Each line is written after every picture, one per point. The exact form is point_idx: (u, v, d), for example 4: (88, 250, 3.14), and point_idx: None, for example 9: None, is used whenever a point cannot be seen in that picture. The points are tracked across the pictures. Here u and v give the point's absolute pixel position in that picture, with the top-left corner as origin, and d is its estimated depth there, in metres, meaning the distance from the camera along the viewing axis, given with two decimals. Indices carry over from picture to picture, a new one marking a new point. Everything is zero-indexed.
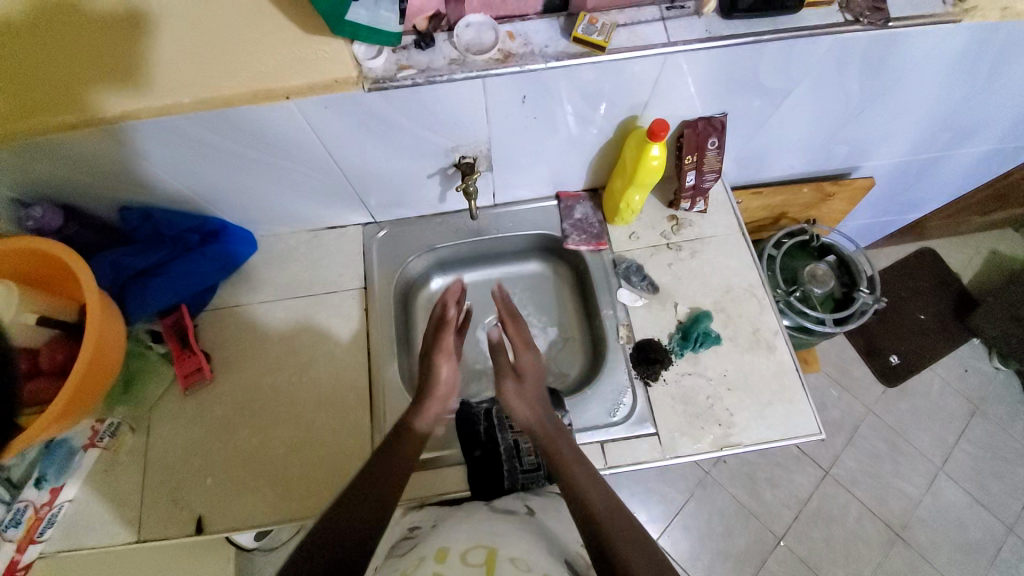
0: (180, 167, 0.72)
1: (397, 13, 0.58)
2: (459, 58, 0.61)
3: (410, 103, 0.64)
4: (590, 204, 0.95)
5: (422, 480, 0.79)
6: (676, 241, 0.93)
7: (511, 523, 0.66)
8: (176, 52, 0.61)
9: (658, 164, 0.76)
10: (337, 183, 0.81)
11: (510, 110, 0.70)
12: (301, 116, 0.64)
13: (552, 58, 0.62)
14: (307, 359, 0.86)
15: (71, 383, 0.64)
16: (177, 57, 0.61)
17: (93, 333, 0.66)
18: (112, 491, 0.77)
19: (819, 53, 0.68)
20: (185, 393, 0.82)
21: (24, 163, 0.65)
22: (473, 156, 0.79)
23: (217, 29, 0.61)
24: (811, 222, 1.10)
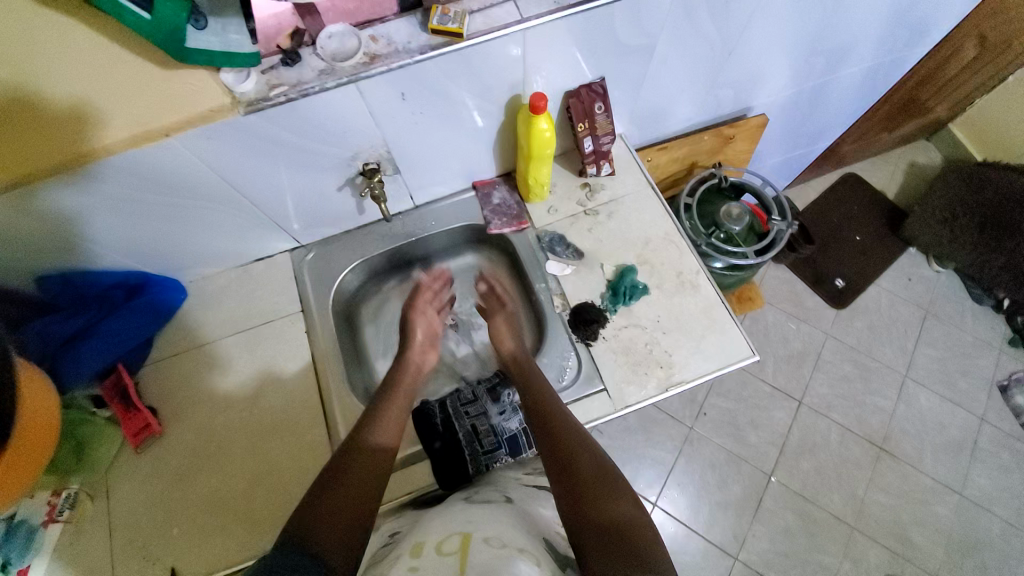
0: (81, 227, 0.72)
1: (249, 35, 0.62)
2: (328, 68, 0.64)
3: (292, 120, 0.67)
4: (506, 188, 0.99)
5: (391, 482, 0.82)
6: (591, 206, 0.97)
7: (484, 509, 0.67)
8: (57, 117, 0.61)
9: (547, 135, 0.81)
10: (251, 213, 0.82)
11: (394, 109, 0.72)
12: (189, 152, 0.66)
13: (416, 52, 0.66)
14: (257, 390, 0.86)
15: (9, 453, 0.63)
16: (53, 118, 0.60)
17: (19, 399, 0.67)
18: (82, 562, 0.76)
19: (666, 5, 0.73)
20: (137, 449, 0.82)
21: None
22: (375, 162, 0.82)
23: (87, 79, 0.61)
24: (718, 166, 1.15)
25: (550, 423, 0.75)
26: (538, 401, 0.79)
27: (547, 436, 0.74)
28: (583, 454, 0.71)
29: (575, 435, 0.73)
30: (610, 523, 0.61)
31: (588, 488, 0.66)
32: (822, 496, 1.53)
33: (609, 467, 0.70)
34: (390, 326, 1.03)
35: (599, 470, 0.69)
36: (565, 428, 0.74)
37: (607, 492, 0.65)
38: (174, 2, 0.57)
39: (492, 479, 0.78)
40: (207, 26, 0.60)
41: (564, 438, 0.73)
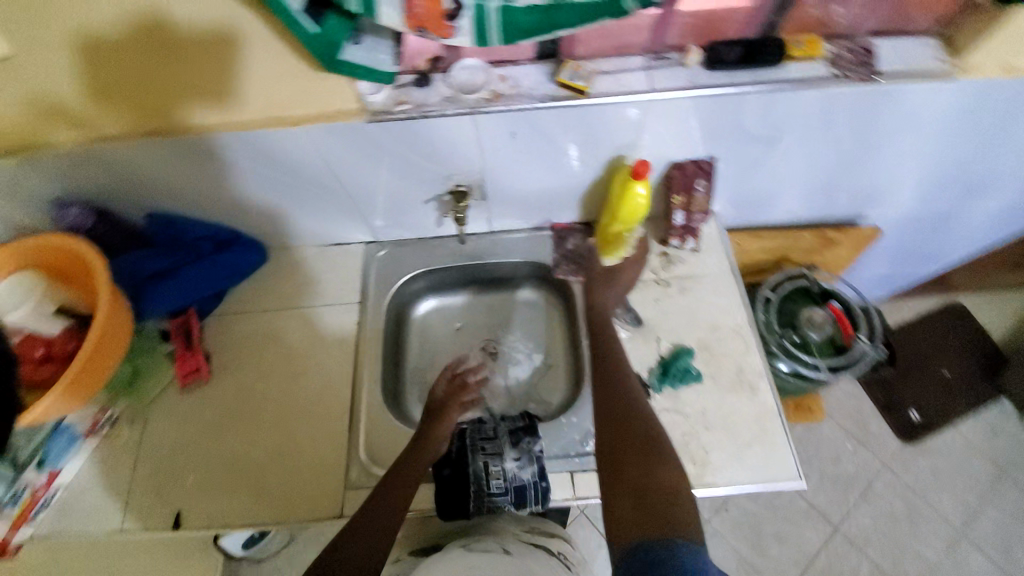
0: (199, 183, 0.79)
1: (393, 54, 0.61)
2: (453, 96, 0.66)
3: (405, 134, 0.69)
4: (582, 236, 0.97)
5: None
6: (665, 277, 0.94)
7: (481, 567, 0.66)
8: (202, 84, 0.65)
9: (642, 202, 0.80)
10: (342, 203, 0.86)
11: (500, 144, 0.74)
12: (309, 142, 0.71)
13: (538, 99, 0.67)
14: (299, 366, 0.90)
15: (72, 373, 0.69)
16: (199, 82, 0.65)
17: (93, 338, 0.71)
18: (104, 480, 0.83)
19: (803, 106, 0.71)
20: (183, 389, 0.88)
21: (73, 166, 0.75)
22: (467, 185, 0.82)
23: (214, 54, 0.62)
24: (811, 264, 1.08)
25: (608, 379, 0.75)
26: (594, 368, 0.78)
27: (597, 400, 0.73)
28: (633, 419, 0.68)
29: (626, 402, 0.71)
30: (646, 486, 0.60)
31: (632, 444, 0.65)
32: None
33: (658, 433, 0.66)
34: (433, 342, 1.02)
35: (647, 435, 0.66)
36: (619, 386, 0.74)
37: (651, 452, 0.64)
38: (339, 21, 0.55)
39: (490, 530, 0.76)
40: (362, 43, 0.60)
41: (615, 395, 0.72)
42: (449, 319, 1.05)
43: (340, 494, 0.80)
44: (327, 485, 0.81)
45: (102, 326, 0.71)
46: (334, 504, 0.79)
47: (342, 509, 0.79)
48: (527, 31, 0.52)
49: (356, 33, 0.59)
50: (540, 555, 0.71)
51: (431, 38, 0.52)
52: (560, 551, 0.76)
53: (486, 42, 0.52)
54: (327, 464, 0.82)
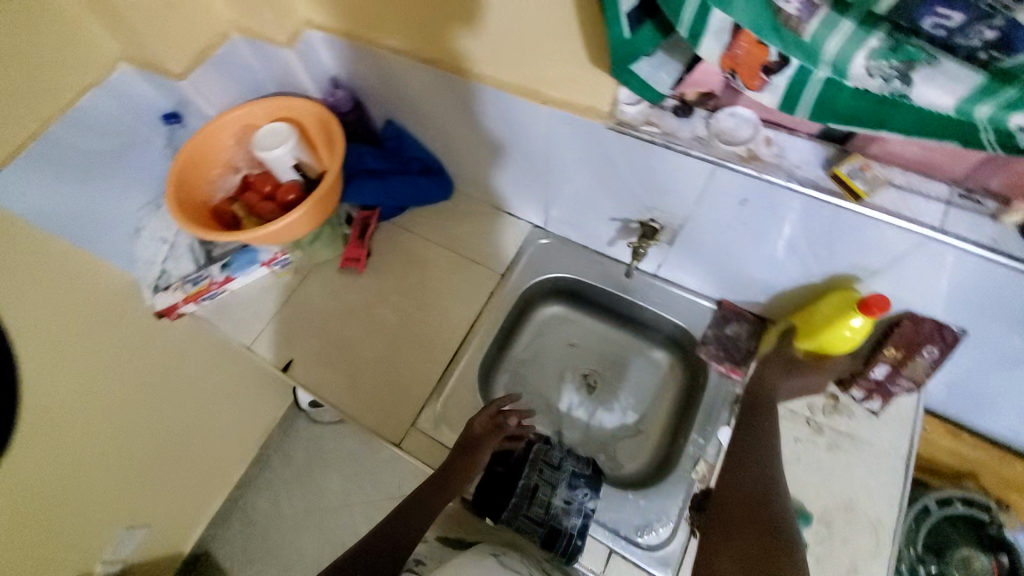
0: (438, 115, 0.87)
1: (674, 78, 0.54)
2: (705, 138, 0.61)
3: (636, 154, 0.66)
4: (747, 328, 0.85)
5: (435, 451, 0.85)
6: (819, 420, 0.81)
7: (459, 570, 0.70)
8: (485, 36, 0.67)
9: (854, 334, 0.70)
10: (539, 184, 0.88)
11: (722, 206, 0.67)
12: (545, 121, 0.71)
13: (796, 180, 0.58)
14: (429, 301, 0.97)
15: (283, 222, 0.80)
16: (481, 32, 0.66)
17: (317, 196, 0.82)
18: (255, 303, 1.00)
19: None
20: (340, 270, 1.01)
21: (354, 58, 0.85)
22: (661, 225, 0.77)
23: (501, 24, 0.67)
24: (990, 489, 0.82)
25: (752, 422, 0.77)
26: (741, 411, 0.79)
27: (734, 438, 0.77)
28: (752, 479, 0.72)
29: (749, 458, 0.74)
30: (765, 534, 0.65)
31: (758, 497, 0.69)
32: None
33: (785, 518, 0.67)
34: (544, 343, 1.02)
35: (771, 499, 0.69)
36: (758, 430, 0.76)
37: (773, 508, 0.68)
38: (654, 35, 0.49)
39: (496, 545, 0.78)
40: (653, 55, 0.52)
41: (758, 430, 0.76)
42: (567, 331, 1.02)
43: (407, 426, 0.87)
44: (400, 414, 0.87)
45: (325, 191, 0.82)
46: (397, 432, 0.86)
47: (400, 440, 0.86)
48: (838, 116, 0.47)
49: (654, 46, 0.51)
50: None
51: (733, 84, 0.50)
52: None
53: (788, 110, 0.48)
54: (410, 395, 0.89)
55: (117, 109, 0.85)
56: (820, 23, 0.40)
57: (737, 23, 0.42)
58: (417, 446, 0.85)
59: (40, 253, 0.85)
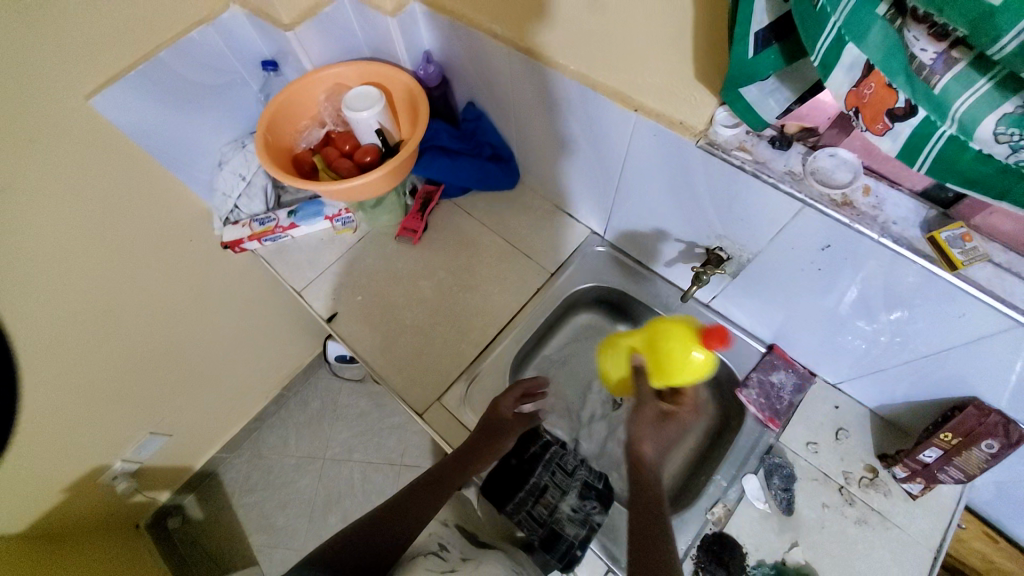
0: (522, 105, 0.87)
1: (785, 108, 0.51)
2: (796, 174, 0.59)
3: (721, 178, 0.64)
4: (794, 379, 0.82)
5: (452, 430, 0.87)
6: (851, 491, 0.77)
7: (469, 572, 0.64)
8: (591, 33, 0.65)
9: (701, 363, 0.73)
10: (607, 191, 0.87)
11: (800, 249, 0.64)
12: (631, 131, 0.70)
13: (890, 236, 0.55)
14: (473, 285, 0.98)
15: (358, 181, 0.82)
16: None
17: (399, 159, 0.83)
18: (312, 253, 1.05)
19: None
20: (395, 236, 1.04)
21: (450, 36, 0.86)
22: (729, 255, 0.75)
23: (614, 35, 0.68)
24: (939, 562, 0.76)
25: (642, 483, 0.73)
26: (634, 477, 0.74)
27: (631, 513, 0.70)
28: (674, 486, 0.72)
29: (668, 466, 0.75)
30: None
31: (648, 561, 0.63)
32: None
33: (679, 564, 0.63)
34: (577, 349, 1.01)
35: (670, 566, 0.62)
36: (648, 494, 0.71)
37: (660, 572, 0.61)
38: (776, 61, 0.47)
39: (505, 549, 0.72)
40: (771, 85, 0.50)
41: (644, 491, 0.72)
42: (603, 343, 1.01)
43: (430, 400, 0.88)
44: (427, 387, 0.89)
45: (406, 156, 0.83)
46: (420, 404, 0.88)
47: (423, 411, 0.88)
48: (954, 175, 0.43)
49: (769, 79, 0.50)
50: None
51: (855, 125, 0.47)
52: None
53: (906, 161, 0.45)
54: (439, 370, 0.91)
55: (223, 46, 0.90)
56: (953, 77, 0.37)
57: (871, 61, 0.41)
58: (436, 420, 0.87)
59: (133, 168, 0.91)
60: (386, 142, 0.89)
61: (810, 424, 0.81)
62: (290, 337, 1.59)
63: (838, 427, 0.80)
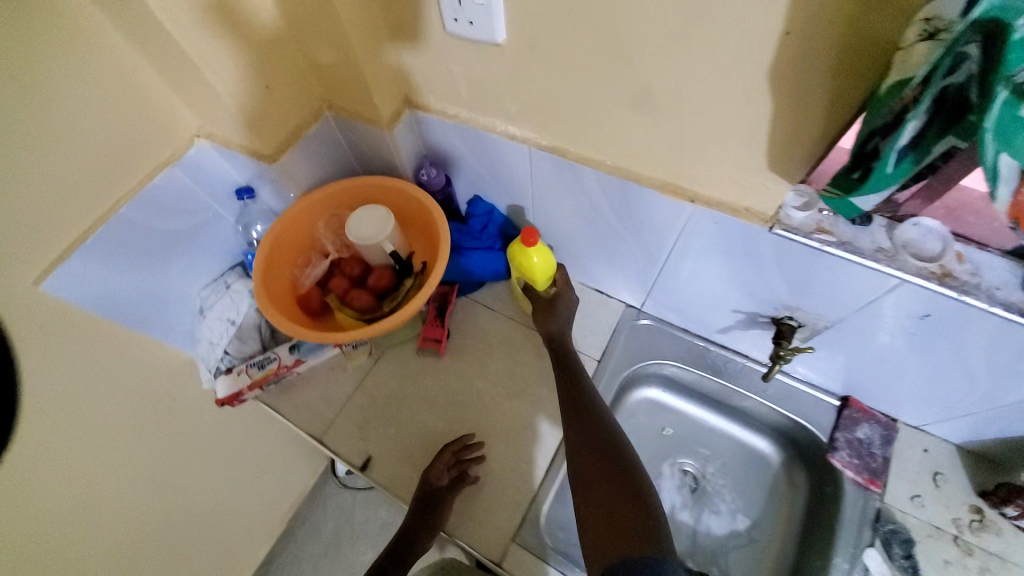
0: (543, 198, 0.81)
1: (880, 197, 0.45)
2: (888, 251, 0.56)
3: (799, 259, 0.61)
4: (881, 431, 0.79)
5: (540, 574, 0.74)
6: (967, 541, 0.72)
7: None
8: (632, 132, 0.60)
9: (542, 264, 0.82)
10: (648, 270, 0.82)
11: (890, 316, 0.61)
12: (684, 219, 0.66)
13: (1000, 305, 0.52)
14: (517, 390, 0.89)
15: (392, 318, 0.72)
16: (626, 131, 0.60)
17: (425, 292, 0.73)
18: (324, 387, 0.91)
19: None
20: (418, 349, 0.93)
21: (454, 137, 0.79)
22: (801, 323, 0.71)
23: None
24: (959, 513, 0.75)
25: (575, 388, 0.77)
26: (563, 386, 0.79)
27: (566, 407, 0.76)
28: (599, 433, 0.70)
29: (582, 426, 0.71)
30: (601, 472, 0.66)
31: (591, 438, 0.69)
32: None
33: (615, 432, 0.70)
34: (637, 433, 0.93)
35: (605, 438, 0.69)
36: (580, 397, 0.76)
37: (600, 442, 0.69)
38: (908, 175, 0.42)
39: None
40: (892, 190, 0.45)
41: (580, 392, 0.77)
42: (663, 419, 0.94)
43: (505, 542, 0.77)
44: (497, 525, 0.78)
45: (433, 290, 0.72)
46: (493, 549, 0.76)
47: (500, 559, 0.76)
48: None
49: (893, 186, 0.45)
50: None
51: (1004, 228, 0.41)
52: None
53: None
54: (507, 502, 0.80)
55: (191, 184, 0.78)
56: None
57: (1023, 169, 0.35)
58: (518, 563, 0.75)
59: (96, 341, 0.76)
60: (400, 260, 0.80)
61: (908, 476, 0.77)
62: (294, 462, 1.41)
63: (934, 472, 0.77)
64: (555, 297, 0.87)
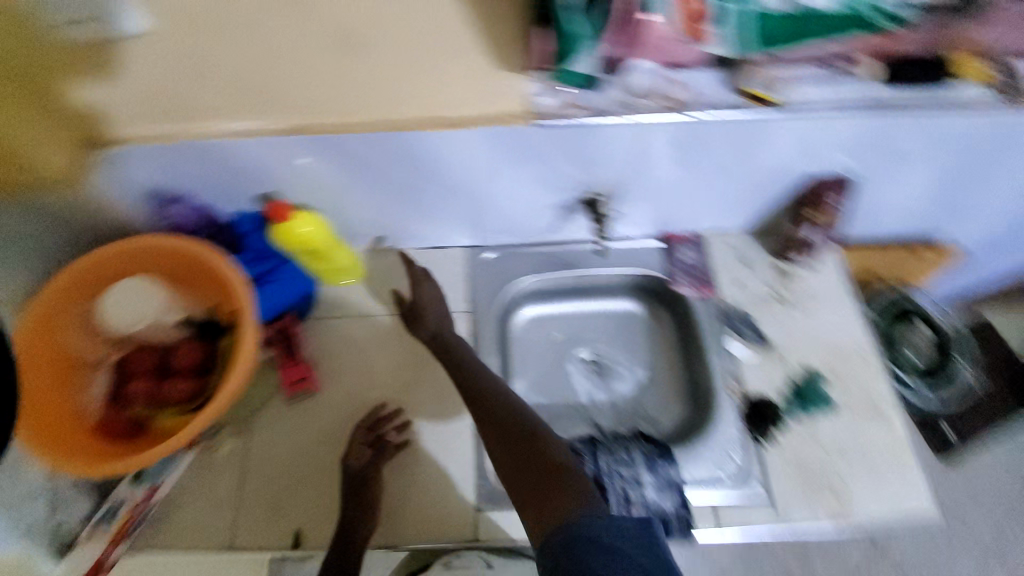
0: (327, 183, 0.75)
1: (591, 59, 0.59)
2: (628, 102, 0.62)
3: (569, 138, 0.66)
4: (696, 248, 0.94)
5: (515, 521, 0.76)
6: (785, 295, 0.91)
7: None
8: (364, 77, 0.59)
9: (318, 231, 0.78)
10: (464, 205, 0.81)
11: (655, 154, 0.71)
12: (460, 143, 0.66)
13: (713, 109, 0.64)
14: (407, 379, 0.85)
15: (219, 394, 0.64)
16: None
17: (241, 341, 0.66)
18: (206, 495, 0.77)
19: (962, 125, 0.71)
20: (290, 400, 0.83)
21: (194, 161, 0.70)
22: (602, 194, 0.79)
23: (394, 66, 0.64)
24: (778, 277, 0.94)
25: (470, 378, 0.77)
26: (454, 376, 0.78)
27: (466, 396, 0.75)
28: (504, 418, 0.71)
29: (479, 412, 0.73)
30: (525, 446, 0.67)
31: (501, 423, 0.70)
32: None
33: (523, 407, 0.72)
34: (532, 353, 0.98)
35: (515, 413, 0.71)
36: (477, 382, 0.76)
37: (509, 420, 0.70)
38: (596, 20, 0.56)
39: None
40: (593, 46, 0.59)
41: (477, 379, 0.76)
42: (547, 329, 0.99)
43: (470, 518, 0.76)
44: (456, 508, 0.77)
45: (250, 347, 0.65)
46: (463, 531, 0.75)
47: (474, 535, 0.75)
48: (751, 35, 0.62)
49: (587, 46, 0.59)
50: None
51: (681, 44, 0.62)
52: None
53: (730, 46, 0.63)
54: (451, 482, 0.78)
55: None
56: None
57: None
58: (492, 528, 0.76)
59: None
60: (196, 321, 0.70)
61: (728, 270, 0.93)
62: None
63: (743, 258, 0.94)
64: (418, 297, 0.87)
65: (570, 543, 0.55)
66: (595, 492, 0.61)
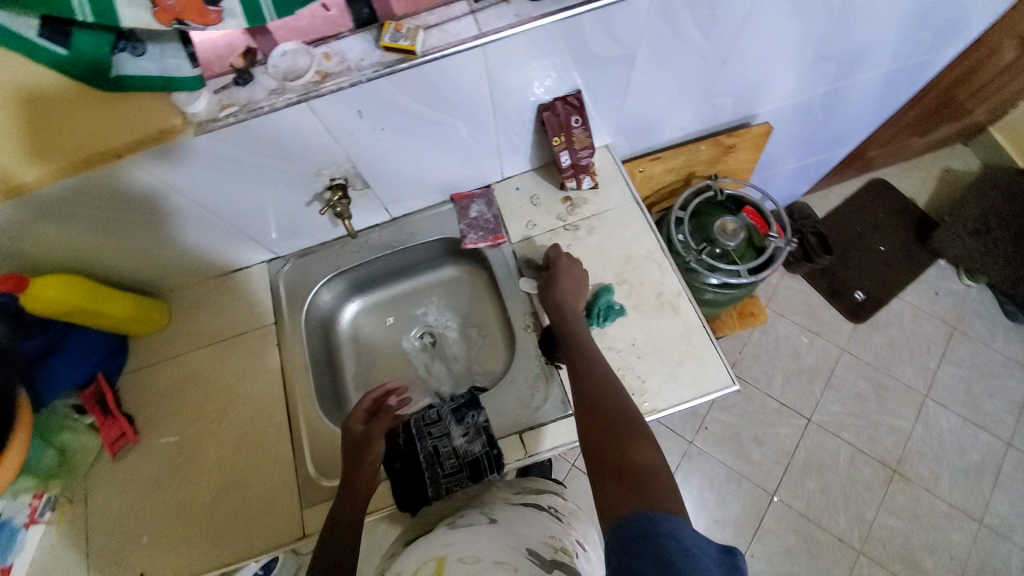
0: (61, 243, 0.74)
1: (188, 58, 0.59)
2: (279, 88, 0.62)
3: (249, 139, 0.65)
4: (484, 201, 0.96)
5: None
6: (572, 221, 0.93)
7: (505, 543, 0.59)
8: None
9: (61, 289, 0.75)
10: (218, 223, 0.82)
11: (352, 127, 0.70)
12: (150, 174, 0.67)
13: (369, 70, 0.63)
14: (226, 403, 0.87)
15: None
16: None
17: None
18: (56, 563, 0.79)
19: (642, 15, 0.70)
20: (114, 458, 0.84)
21: None
22: (343, 177, 0.80)
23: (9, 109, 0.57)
24: (567, 206, 0.94)
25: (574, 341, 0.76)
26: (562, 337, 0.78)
27: (586, 359, 0.73)
28: (608, 413, 0.65)
29: (600, 395, 0.68)
30: (599, 422, 0.64)
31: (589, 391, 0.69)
32: (830, 524, 1.52)
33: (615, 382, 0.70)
34: (369, 342, 1.02)
35: (597, 385, 0.69)
36: (590, 351, 0.75)
37: (586, 390, 0.69)
38: (92, 36, 0.53)
39: (541, 484, 0.83)
40: (146, 52, 0.57)
41: (578, 350, 0.75)
42: (380, 315, 1.04)
43: (298, 515, 0.79)
44: (285, 512, 0.79)
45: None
46: (294, 529, 0.78)
47: (302, 532, 0.77)
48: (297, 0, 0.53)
49: (136, 45, 0.56)
50: (532, 525, 0.67)
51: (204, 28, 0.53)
52: (552, 505, 0.77)
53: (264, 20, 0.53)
54: (278, 486, 0.81)
55: None
56: None
57: None
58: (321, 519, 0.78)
59: None
60: None
61: (517, 214, 0.95)
62: None
63: (531, 197, 0.96)
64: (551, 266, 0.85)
65: (626, 545, 0.48)
66: (679, 501, 0.53)
